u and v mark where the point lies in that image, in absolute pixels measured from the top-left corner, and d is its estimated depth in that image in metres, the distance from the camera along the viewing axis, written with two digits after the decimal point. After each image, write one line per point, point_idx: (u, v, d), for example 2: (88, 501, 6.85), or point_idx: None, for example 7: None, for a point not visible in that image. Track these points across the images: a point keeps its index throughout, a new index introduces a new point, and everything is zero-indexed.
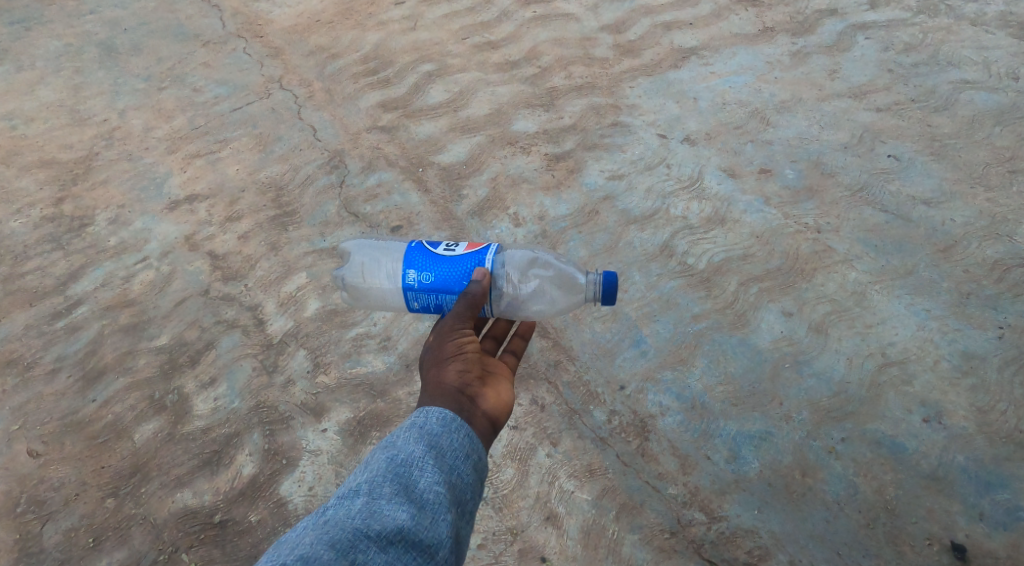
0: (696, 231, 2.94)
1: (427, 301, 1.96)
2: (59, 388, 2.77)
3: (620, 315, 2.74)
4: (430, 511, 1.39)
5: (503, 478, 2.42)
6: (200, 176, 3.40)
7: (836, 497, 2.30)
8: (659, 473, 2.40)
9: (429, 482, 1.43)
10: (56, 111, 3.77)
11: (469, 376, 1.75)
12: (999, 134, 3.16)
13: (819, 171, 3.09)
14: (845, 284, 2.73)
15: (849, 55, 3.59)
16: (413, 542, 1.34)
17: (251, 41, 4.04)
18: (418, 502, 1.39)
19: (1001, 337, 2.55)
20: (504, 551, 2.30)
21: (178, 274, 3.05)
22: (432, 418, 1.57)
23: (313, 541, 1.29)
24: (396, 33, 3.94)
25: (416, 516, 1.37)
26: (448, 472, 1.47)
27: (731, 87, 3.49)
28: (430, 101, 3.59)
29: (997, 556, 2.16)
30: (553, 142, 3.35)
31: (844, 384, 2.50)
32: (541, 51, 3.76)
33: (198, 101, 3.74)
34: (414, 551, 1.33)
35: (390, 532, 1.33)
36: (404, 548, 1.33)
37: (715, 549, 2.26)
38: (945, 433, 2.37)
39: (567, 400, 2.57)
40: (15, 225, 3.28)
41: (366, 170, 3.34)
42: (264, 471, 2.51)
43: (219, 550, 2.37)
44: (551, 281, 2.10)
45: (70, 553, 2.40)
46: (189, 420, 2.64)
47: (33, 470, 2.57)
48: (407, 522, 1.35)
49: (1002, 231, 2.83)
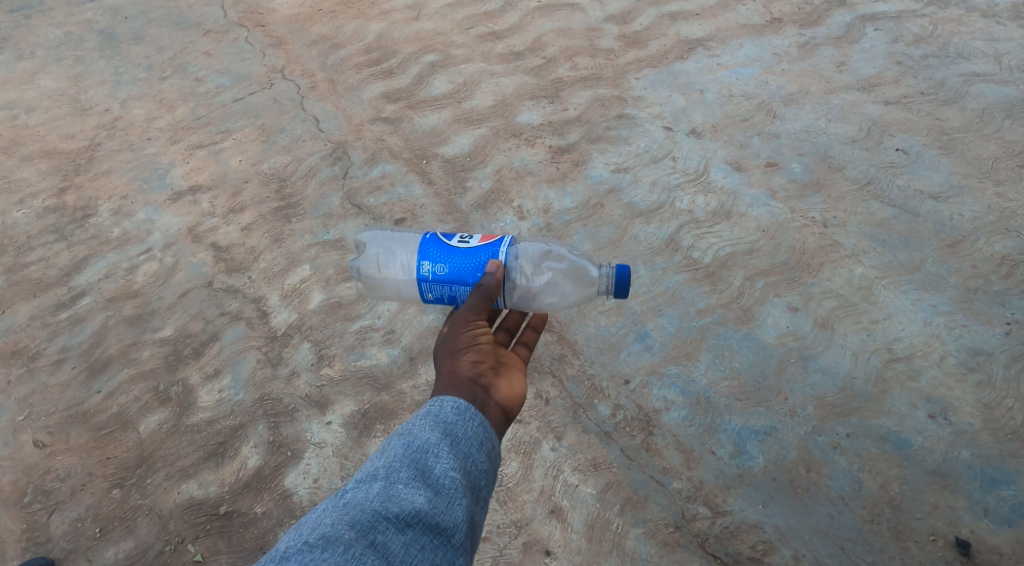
0: (702, 225, 2.92)
1: (441, 293, 1.94)
2: (64, 379, 2.77)
3: (625, 310, 2.73)
4: (446, 495, 1.39)
5: (508, 472, 2.43)
6: (203, 167, 3.38)
7: (840, 492, 2.30)
8: (663, 468, 2.40)
9: (444, 468, 1.43)
10: (57, 100, 3.75)
11: (483, 366, 1.75)
12: (1009, 128, 3.13)
13: (826, 164, 3.07)
14: (851, 279, 2.72)
15: (857, 46, 3.55)
16: (430, 524, 1.35)
17: (253, 31, 4.01)
18: (434, 487, 1.40)
19: (1009, 333, 2.54)
20: (509, 544, 2.31)
21: (181, 266, 3.04)
22: (446, 406, 1.56)
23: (334, 521, 1.31)
24: (399, 24, 3.91)
25: (432, 500, 1.38)
26: (462, 459, 1.47)
27: (738, 78, 3.46)
28: (434, 92, 3.56)
29: (1002, 552, 2.16)
30: (558, 134, 3.32)
31: (849, 379, 2.49)
32: (545, 42, 3.72)
33: (199, 92, 3.72)
34: (431, 533, 1.34)
35: (407, 514, 1.34)
36: (421, 531, 1.34)
37: (720, 544, 2.26)
38: (951, 429, 2.36)
39: (571, 394, 2.57)
40: (18, 215, 3.27)
41: (369, 162, 3.32)
42: (269, 463, 2.52)
43: (225, 541, 2.38)
44: (563, 274, 2.08)
45: (76, 542, 2.42)
46: (194, 412, 2.64)
47: (39, 460, 2.58)
48: (424, 506, 1.36)
49: (1010, 226, 2.81)
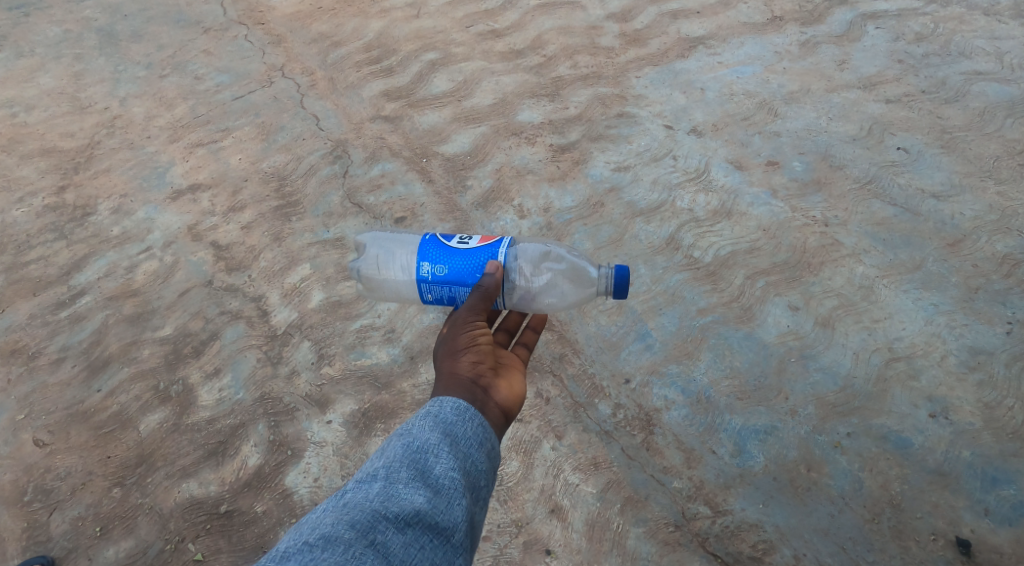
0: (703, 224, 2.92)
1: (441, 294, 1.93)
2: (64, 377, 2.76)
3: (626, 309, 2.73)
4: (445, 496, 1.39)
5: (508, 471, 2.43)
6: (202, 166, 3.37)
7: (841, 491, 2.30)
8: (664, 467, 2.40)
9: (444, 468, 1.42)
10: (56, 98, 3.74)
11: (483, 367, 1.74)
12: (1010, 127, 3.13)
13: (827, 163, 3.06)
14: (852, 278, 2.71)
15: (858, 45, 3.54)
16: (430, 524, 1.35)
17: (252, 28, 4.00)
18: (433, 487, 1.39)
19: (1010, 333, 2.53)
20: (509, 543, 2.31)
21: (181, 265, 3.03)
22: (446, 407, 1.55)
23: (334, 521, 1.30)
24: (399, 21, 3.90)
25: (432, 500, 1.37)
26: (462, 459, 1.46)
27: (739, 77, 3.45)
28: (434, 90, 3.56)
29: (1002, 552, 2.16)
30: (558, 133, 3.32)
31: (850, 378, 2.49)
32: (545, 40, 3.72)
33: (199, 90, 3.71)
34: (431, 533, 1.34)
35: (407, 514, 1.34)
36: (421, 530, 1.33)
37: (720, 543, 2.26)
38: (952, 428, 2.36)
39: (572, 394, 2.56)
40: (17, 213, 3.27)
41: (369, 160, 3.32)
42: (269, 462, 2.51)
43: (225, 540, 2.38)
44: (562, 275, 2.07)
45: (76, 541, 2.42)
46: (195, 411, 2.64)
47: (39, 459, 2.58)
48: (424, 506, 1.36)
49: (1012, 225, 2.80)
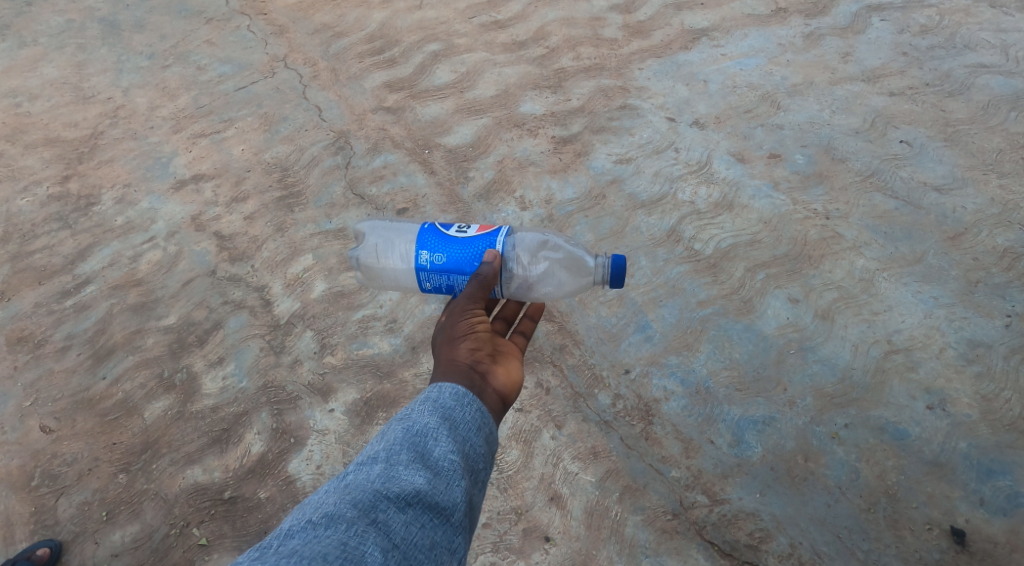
0: (704, 216, 2.93)
1: (439, 282, 1.95)
2: (69, 365, 2.79)
3: (626, 301, 2.75)
4: (444, 477, 1.41)
5: (508, 460, 2.45)
6: (206, 156, 3.39)
7: (837, 481, 2.32)
8: (662, 456, 2.42)
9: (444, 450, 1.44)
10: (59, 88, 3.76)
11: (481, 354, 1.76)
12: (1014, 119, 3.13)
13: (829, 156, 3.07)
14: (853, 271, 2.72)
15: (862, 37, 3.54)
16: (429, 504, 1.37)
17: (255, 19, 4.00)
18: (433, 469, 1.41)
19: (1010, 326, 2.54)
20: (509, 530, 2.33)
21: (184, 255, 3.05)
22: (444, 392, 1.57)
23: (336, 501, 1.33)
24: (401, 12, 3.90)
25: (431, 481, 1.39)
26: (461, 443, 1.48)
27: (742, 69, 3.46)
28: (436, 81, 3.56)
29: (996, 541, 2.18)
30: (560, 125, 3.32)
31: (849, 369, 2.51)
32: (549, 31, 3.72)
33: (201, 80, 3.72)
34: (431, 512, 1.36)
35: (407, 494, 1.36)
36: (422, 510, 1.36)
37: (716, 531, 2.28)
38: (949, 420, 2.38)
39: (571, 384, 2.58)
40: (22, 203, 3.29)
41: (371, 151, 3.33)
42: (272, 449, 2.54)
43: (230, 525, 2.41)
44: (560, 263, 2.08)
45: (83, 526, 2.45)
46: (199, 399, 2.67)
47: (46, 445, 2.61)
48: (424, 486, 1.38)
49: (1013, 218, 2.81)
